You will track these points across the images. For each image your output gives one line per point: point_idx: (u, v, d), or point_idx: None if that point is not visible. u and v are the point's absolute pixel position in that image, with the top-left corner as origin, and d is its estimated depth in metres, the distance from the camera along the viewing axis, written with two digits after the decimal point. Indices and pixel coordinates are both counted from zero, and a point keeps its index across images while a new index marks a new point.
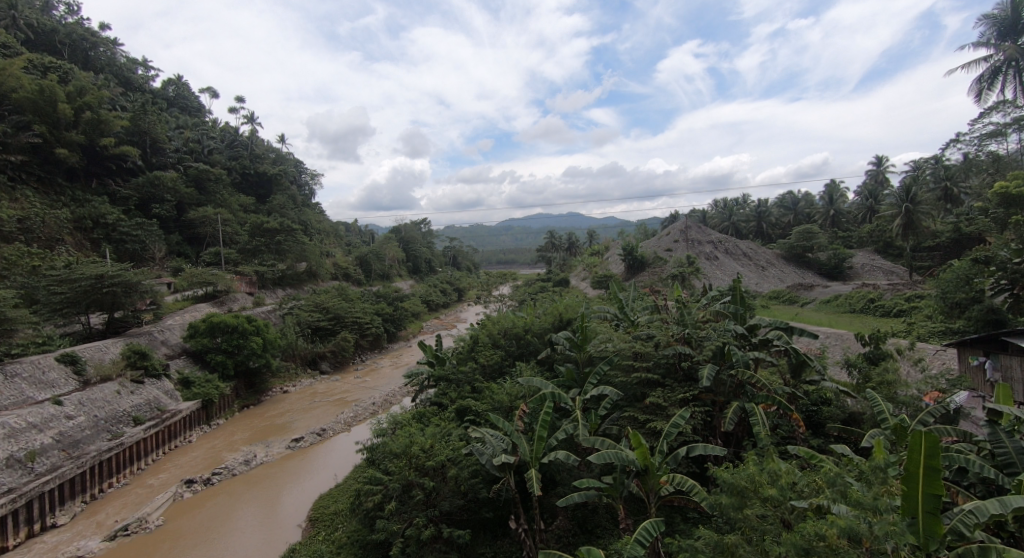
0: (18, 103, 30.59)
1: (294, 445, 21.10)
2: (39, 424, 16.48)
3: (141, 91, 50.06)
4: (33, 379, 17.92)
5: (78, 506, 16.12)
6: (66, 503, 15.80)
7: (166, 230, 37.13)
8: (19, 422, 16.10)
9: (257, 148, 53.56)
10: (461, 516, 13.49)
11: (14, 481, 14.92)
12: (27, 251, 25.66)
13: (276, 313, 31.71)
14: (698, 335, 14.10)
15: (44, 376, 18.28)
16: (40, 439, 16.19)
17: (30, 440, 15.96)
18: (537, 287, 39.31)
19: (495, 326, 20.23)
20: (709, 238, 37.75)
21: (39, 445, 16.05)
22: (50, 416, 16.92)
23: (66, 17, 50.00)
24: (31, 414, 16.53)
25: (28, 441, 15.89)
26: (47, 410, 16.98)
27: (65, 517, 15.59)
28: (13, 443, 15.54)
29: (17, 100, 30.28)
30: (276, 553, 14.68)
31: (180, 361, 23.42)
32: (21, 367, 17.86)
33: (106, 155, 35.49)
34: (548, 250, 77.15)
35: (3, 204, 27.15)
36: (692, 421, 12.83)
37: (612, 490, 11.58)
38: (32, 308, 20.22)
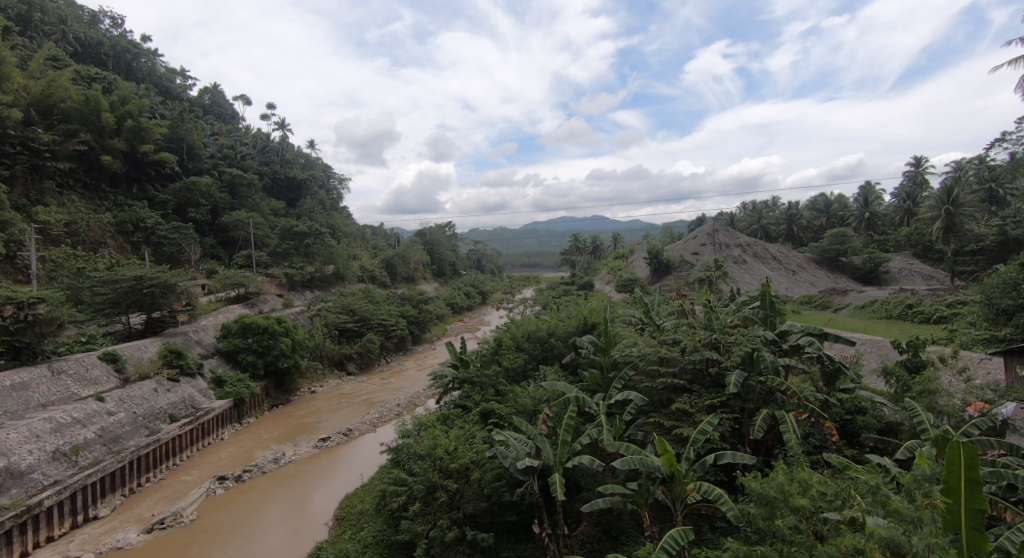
0: (67, 113, 31.93)
1: (321, 444, 21.39)
2: (83, 419, 16.97)
3: (179, 100, 51.80)
4: (77, 376, 18.51)
5: (118, 499, 16.61)
6: (106, 496, 16.28)
7: (201, 233, 38.25)
8: (64, 417, 16.59)
9: (287, 153, 54.85)
10: (485, 519, 13.48)
11: (59, 474, 15.42)
12: (73, 254, 26.76)
13: (304, 315, 32.21)
14: (727, 340, 13.87)
15: (88, 373, 18.87)
16: (84, 434, 16.70)
17: (75, 434, 16.47)
18: (561, 290, 39.22)
19: (520, 329, 20.18)
20: (738, 242, 36.97)
21: (83, 439, 16.56)
22: (93, 411, 17.43)
23: (110, 29, 52.02)
24: (75, 410, 17.05)
25: (73, 435, 16.41)
26: (90, 406, 17.51)
27: (105, 510, 16.07)
28: (59, 437, 16.05)
29: (65, 110, 31.56)
30: (305, 551, 14.82)
31: (214, 361, 24.03)
32: (66, 364, 18.49)
33: (146, 162, 36.62)
34: (573, 254, 77.35)
35: (50, 209, 28.33)
36: (720, 428, 12.60)
37: (637, 497, 11.51)
38: (77, 308, 20.96)
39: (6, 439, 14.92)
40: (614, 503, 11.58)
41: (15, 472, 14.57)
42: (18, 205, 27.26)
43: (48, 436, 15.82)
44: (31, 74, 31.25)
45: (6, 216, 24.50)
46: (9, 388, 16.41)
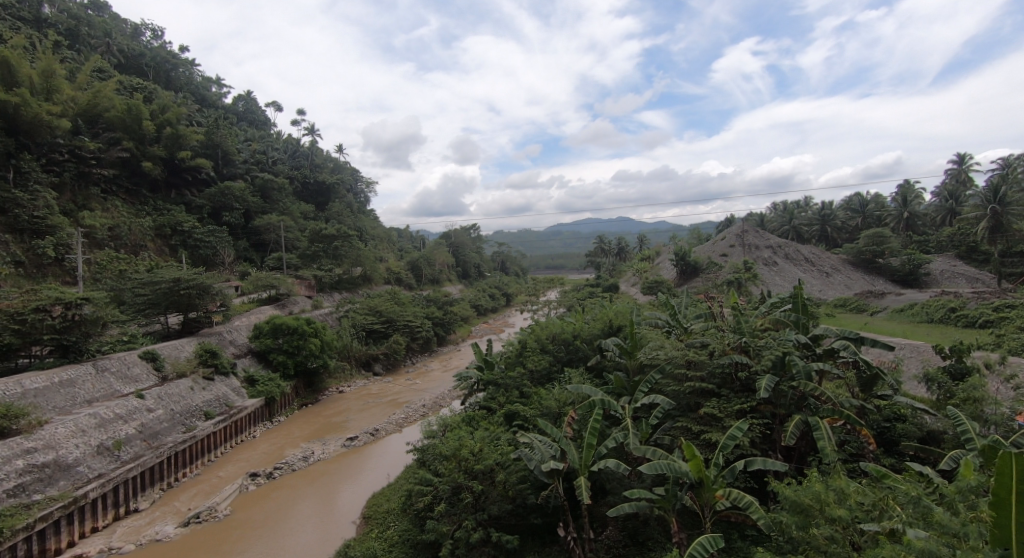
0: (111, 122, 33.15)
1: (349, 443, 21.61)
2: (125, 415, 17.45)
3: (214, 107, 53.27)
4: (120, 374, 19.04)
5: (156, 493, 17.05)
6: (145, 490, 16.73)
7: (235, 236, 39.17)
8: (108, 413, 17.09)
9: (316, 157, 55.84)
10: (510, 521, 13.40)
11: (103, 467, 15.90)
12: (116, 258, 27.74)
13: (332, 316, 32.69)
14: (757, 344, 13.54)
15: (129, 371, 19.40)
16: (126, 429, 17.16)
17: (117, 430, 16.95)
18: (587, 291, 38.94)
19: (545, 331, 20.03)
20: (769, 243, 36.15)
21: (125, 434, 17.03)
22: (134, 408, 17.90)
23: (150, 40, 53.93)
24: (118, 406, 17.53)
25: (115, 430, 16.87)
26: (132, 403, 18.00)
27: (144, 503, 16.50)
28: (103, 432, 16.53)
29: (109, 120, 32.80)
30: (334, 548, 14.97)
31: (246, 360, 24.55)
32: (110, 362, 19.02)
33: (184, 168, 37.68)
34: (598, 255, 76.87)
35: (95, 213, 29.51)
36: (750, 433, 12.28)
37: (664, 502, 11.33)
38: (119, 308, 21.67)
39: (54, 432, 15.37)
40: (641, 508, 11.38)
41: (62, 465, 15.01)
42: (65, 210, 28.42)
43: (92, 431, 16.29)
44: (78, 85, 32.55)
45: (54, 221, 26.29)
46: (56, 384, 16.95)
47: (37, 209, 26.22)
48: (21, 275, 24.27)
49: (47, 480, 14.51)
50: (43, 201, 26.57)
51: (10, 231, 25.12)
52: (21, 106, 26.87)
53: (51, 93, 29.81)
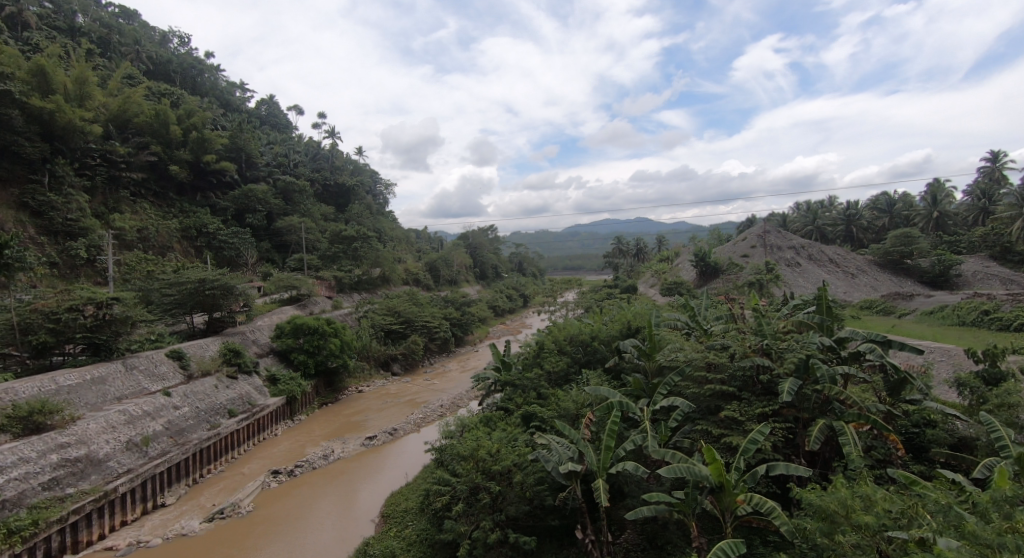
0: (140, 127, 33.97)
1: (367, 442, 21.71)
2: (152, 412, 17.79)
3: (238, 111, 54.25)
4: (148, 372, 19.41)
5: (182, 488, 17.35)
6: (172, 485, 17.04)
7: (257, 238, 39.75)
8: (136, 409, 17.42)
9: (336, 160, 56.48)
10: (527, 522, 13.29)
11: (132, 463, 16.23)
12: (143, 260, 28.39)
13: (352, 316, 32.97)
14: (779, 346, 13.24)
15: (157, 368, 19.76)
16: (153, 426, 17.49)
17: (145, 426, 17.28)
18: (605, 293, 38.70)
19: (562, 333, 19.88)
20: (792, 243, 35.51)
21: (152, 431, 17.35)
22: (161, 405, 18.24)
23: (177, 47, 55.19)
24: (146, 403, 17.87)
25: (144, 426, 17.21)
26: (159, 400, 18.33)
27: (171, 498, 16.81)
28: (132, 428, 16.87)
29: (138, 125, 33.60)
30: (353, 546, 15.03)
31: (268, 360, 24.87)
32: (138, 360, 19.40)
33: (209, 171, 38.39)
34: (616, 256, 76.35)
35: (125, 216, 30.24)
36: (772, 437, 12.00)
37: (684, 506, 11.16)
38: (147, 308, 22.13)
39: (86, 428, 15.73)
40: (660, 512, 11.20)
41: (94, 460, 15.34)
42: (97, 213, 29.20)
43: (122, 427, 16.63)
44: (109, 92, 33.38)
45: (86, 223, 27.03)
46: (88, 381, 17.33)
47: (71, 211, 27.00)
48: (56, 275, 25.25)
49: (79, 474, 14.85)
50: (75, 204, 27.29)
51: (45, 233, 25.98)
52: (55, 112, 27.57)
53: (83, 100, 30.59)
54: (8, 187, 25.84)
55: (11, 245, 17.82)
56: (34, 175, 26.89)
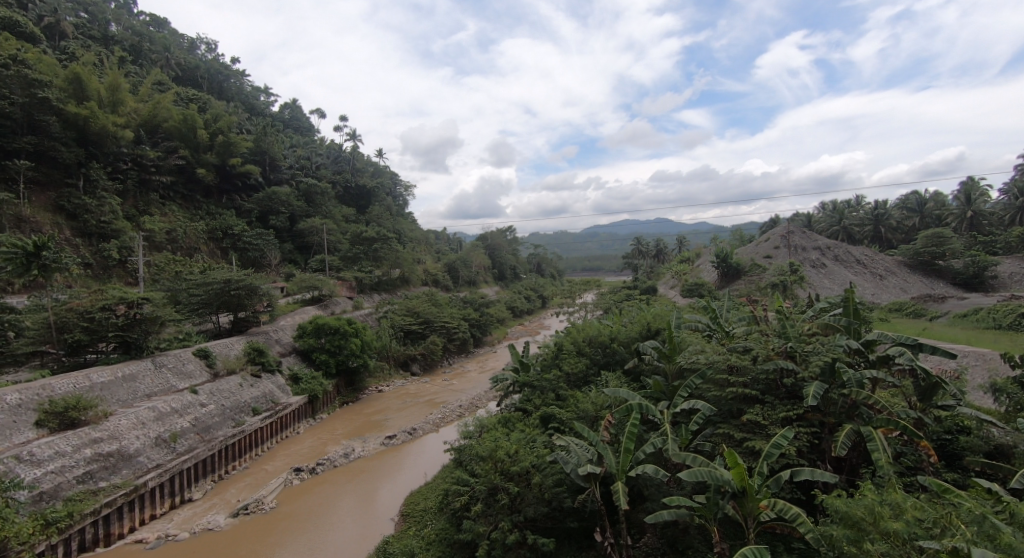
0: (169, 132, 34.80)
1: (387, 441, 21.82)
2: (180, 409, 18.11)
3: (263, 115, 55.20)
4: (176, 369, 19.78)
5: (209, 484, 17.64)
6: (198, 480, 17.33)
7: (280, 239, 40.31)
8: (165, 406, 17.76)
9: (357, 162, 57.08)
10: (546, 524, 13.17)
11: (161, 458, 16.54)
12: (172, 261, 29.03)
13: (372, 317, 33.26)
14: (804, 349, 12.89)
15: (184, 366, 20.13)
16: (181, 422, 17.81)
17: (173, 423, 17.59)
18: (624, 294, 38.43)
19: (581, 334, 19.72)
20: (817, 244, 34.82)
21: (180, 427, 17.66)
22: (188, 402, 18.58)
23: (204, 53, 56.41)
24: (174, 400, 18.21)
25: (172, 423, 17.53)
26: (186, 398, 18.67)
27: (197, 493, 17.09)
28: (161, 424, 17.19)
29: (168, 130, 34.43)
30: (374, 544, 15.09)
31: (291, 359, 25.18)
32: (166, 358, 19.78)
33: (234, 173, 39.09)
34: (635, 257, 75.75)
35: (155, 218, 30.93)
36: (797, 442, 11.73)
37: (705, 511, 10.96)
38: (175, 308, 22.56)
39: (118, 424, 16.08)
40: (680, 516, 11.02)
41: (125, 455, 15.66)
42: (128, 215, 29.95)
43: (152, 423, 16.96)
44: (140, 98, 34.25)
45: (118, 225, 27.74)
46: (119, 379, 17.72)
47: (104, 214, 27.73)
48: (90, 276, 26.03)
49: (111, 468, 15.14)
50: (109, 207, 28.01)
51: (79, 235, 26.76)
52: (89, 118, 28.28)
53: (116, 105, 31.37)
54: (45, 191, 26.62)
55: (48, 246, 18.33)
56: (69, 180, 27.65)
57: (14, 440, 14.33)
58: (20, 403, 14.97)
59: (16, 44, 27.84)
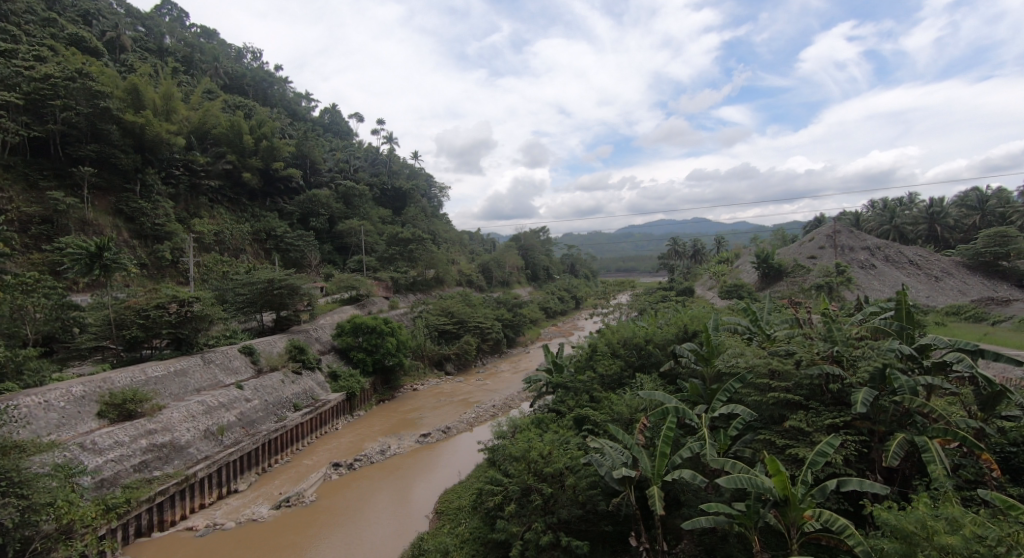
0: (217, 138, 36.10)
1: (422, 439, 21.96)
2: (227, 404, 18.66)
3: (304, 120, 56.67)
4: (223, 365, 20.41)
5: (253, 476, 18.08)
6: (244, 472, 17.79)
7: (320, 240, 41.15)
8: (213, 400, 18.31)
9: (394, 165, 57.90)
10: (580, 526, 12.94)
11: (209, 450, 17.06)
12: (219, 262, 30.04)
13: (408, 317, 33.61)
14: (852, 354, 12.37)
15: (231, 362, 20.76)
16: (227, 416, 18.34)
17: (221, 416, 18.13)
18: (660, 295, 37.77)
19: (616, 335, 19.36)
20: (865, 244, 33.42)
21: (227, 421, 18.19)
22: (235, 397, 19.12)
23: (250, 62, 58.38)
24: (221, 395, 18.76)
25: (219, 416, 18.07)
26: (233, 393, 19.21)
27: (243, 485, 17.54)
28: (210, 417, 17.74)
29: (216, 136, 35.74)
30: (409, 540, 15.15)
31: (330, 357, 25.66)
32: (215, 354, 20.42)
33: (277, 177, 40.20)
34: (671, 258, 74.42)
35: (204, 220, 32.03)
36: (844, 450, 11.19)
37: (745, 519, 10.59)
38: (222, 307, 23.30)
39: (171, 416, 16.65)
40: (719, 524, 10.67)
41: (177, 446, 16.21)
42: (180, 218, 31.14)
43: (201, 416, 17.51)
44: (191, 106, 35.65)
45: (171, 228, 28.87)
46: (172, 373, 18.34)
47: (158, 217, 28.90)
48: (145, 275, 27.18)
49: (164, 459, 15.70)
50: (162, 210, 29.17)
51: (136, 237, 28.00)
52: (145, 125, 29.53)
53: (169, 114, 32.74)
54: (106, 196, 27.96)
55: (109, 247, 19.16)
56: (128, 185, 28.92)
57: (79, 429, 15.02)
58: (83, 395, 15.65)
59: (80, 58, 29.39)
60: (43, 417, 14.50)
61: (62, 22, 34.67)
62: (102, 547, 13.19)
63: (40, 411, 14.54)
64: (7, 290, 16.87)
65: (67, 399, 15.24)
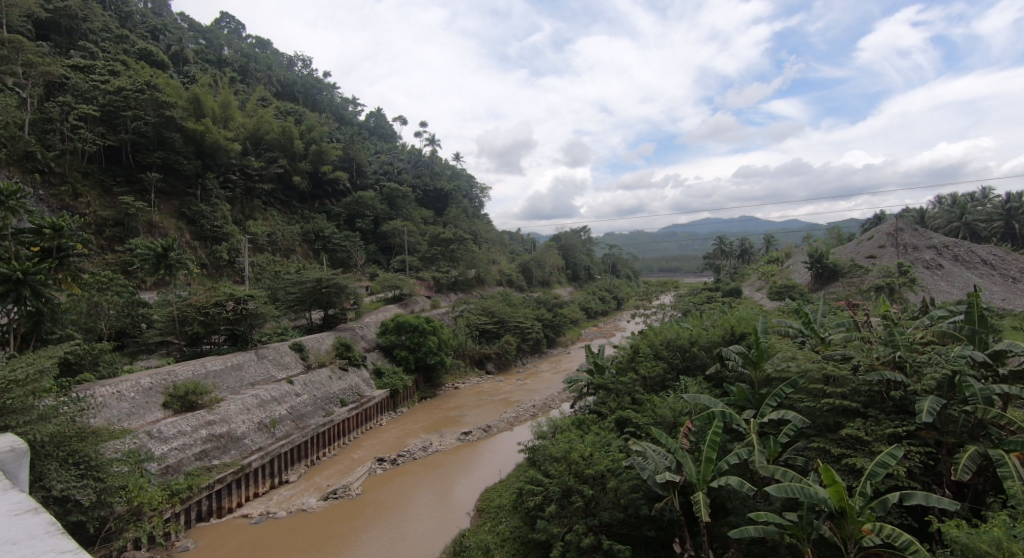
0: (270, 143, 37.35)
1: (463, 437, 21.98)
2: (278, 398, 19.17)
3: (351, 124, 58.03)
4: (275, 361, 20.98)
5: (302, 468, 18.50)
6: (294, 464, 18.22)
7: (366, 241, 41.88)
8: (266, 394, 18.84)
9: (436, 166, 58.50)
10: (622, 530, 12.57)
11: (263, 442, 17.54)
12: (272, 262, 31.03)
13: (449, 316, 33.82)
14: (916, 359, 11.49)
15: (282, 358, 21.33)
16: (279, 410, 18.83)
17: (273, 410, 18.63)
18: (706, 296, 36.68)
19: (659, 336, 18.78)
20: (931, 243, 31.46)
21: (279, 414, 18.67)
22: (286, 392, 19.63)
23: (301, 70, 60.31)
24: (273, 389, 19.28)
25: (272, 410, 18.57)
26: (284, 387, 19.73)
27: (293, 476, 17.96)
28: (263, 410, 18.25)
29: (269, 141, 37.03)
30: (451, 536, 15.12)
31: (375, 354, 26.05)
32: (268, 350, 21.03)
33: (325, 180, 41.24)
34: (717, 257, 72.43)
35: (258, 222, 33.14)
36: (907, 462, 10.42)
37: (797, 530, 10.01)
38: (275, 305, 24.02)
39: (228, 408, 17.21)
40: (769, 534, 10.14)
41: (234, 437, 16.73)
42: (236, 220, 32.31)
43: (255, 409, 18.02)
44: (247, 113, 37.02)
45: (229, 230, 29.96)
46: (228, 367, 18.96)
47: (217, 219, 30.09)
48: (205, 275, 28.33)
49: (222, 448, 16.21)
50: (220, 212, 30.34)
51: (197, 238, 29.22)
52: (205, 132, 30.81)
53: (227, 121, 34.09)
54: (171, 200, 29.35)
55: (174, 248, 20.01)
56: (189, 190, 30.23)
57: (146, 418, 15.62)
58: (150, 386, 16.31)
59: (149, 72, 31.01)
60: (116, 406, 15.15)
61: (133, 38, 36.64)
62: (166, 529, 13.67)
63: (113, 400, 15.19)
64: (87, 288, 17.77)
65: (136, 390, 15.90)
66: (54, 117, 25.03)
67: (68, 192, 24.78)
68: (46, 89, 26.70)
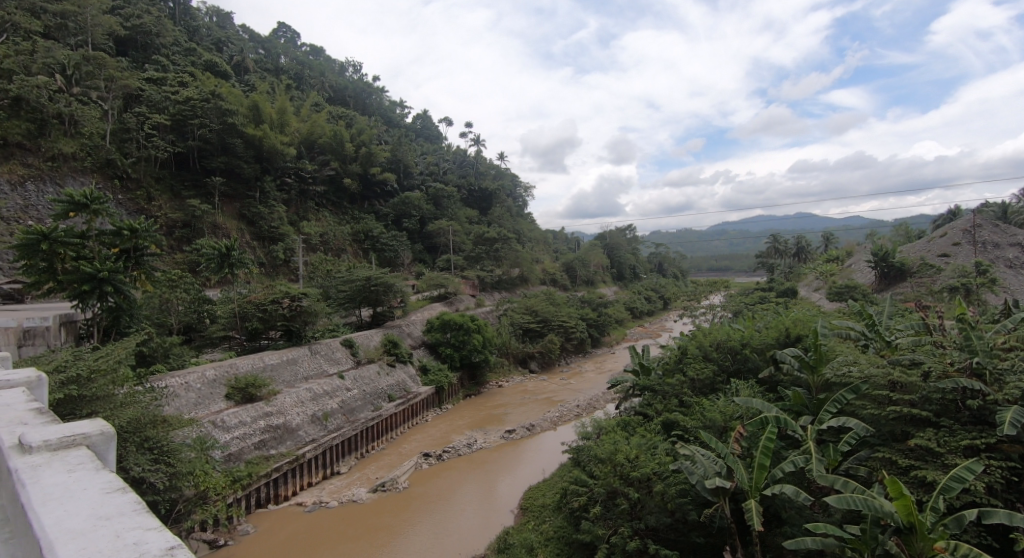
0: (323, 146, 38.35)
1: (507, 435, 21.79)
2: (330, 392, 19.56)
3: (398, 126, 58.97)
4: (327, 356, 21.42)
5: (352, 460, 18.77)
6: (345, 456, 18.51)
7: (412, 240, 42.35)
8: (319, 388, 19.25)
9: (482, 166, 58.66)
10: (669, 536, 11.77)
11: (317, 434, 17.91)
12: (324, 261, 31.82)
13: (493, 315, 33.80)
14: (998, 366, 10.44)
15: (334, 353, 21.75)
16: (331, 403, 19.19)
17: (325, 403, 19.00)
18: (759, 296, 35.18)
19: (708, 338, 17.97)
20: (1013, 241, 29.07)
21: (330, 407, 19.03)
22: (337, 386, 20.02)
23: (352, 75, 61.78)
24: (326, 384, 19.68)
25: (324, 403, 18.95)
26: (335, 382, 20.11)
27: (344, 468, 18.26)
28: (316, 403, 18.63)
29: (322, 144, 38.08)
30: (496, 533, 14.97)
31: (421, 351, 26.25)
32: (321, 346, 21.49)
33: (374, 181, 42.01)
34: (770, 256, 69.72)
35: (312, 223, 34.07)
36: (986, 476, 9.42)
37: (860, 544, 9.23)
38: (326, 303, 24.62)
39: (285, 401, 17.65)
40: (829, 547, 9.41)
41: (290, 428, 17.13)
42: (292, 221, 33.33)
43: (309, 402, 18.43)
44: (301, 118, 38.11)
45: (284, 230, 30.89)
46: (284, 361, 19.46)
47: (274, 220, 31.08)
48: (264, 274, 29.32)
49: (278, 439, 16.65)
50: (277, 214, 31.27)
51: (256, 238, 30.32)
52: (264, 138, 31.83)
53: (284, 126, 35.20)
54: (232, 202, 30.56)
55: (236, 248, 20.69)
56: (249, 191, 31.36)
57: (211, 408, 16.12)
58: (215, 378, 16.84)
59: (213, 81, 32.35)
60: (184, 396, 15.67)
61: (200, 50, 38.33)
62: (229, 513, 14.13)
63: (182, 390, 15.70)
64: (158, 285, 18.69)
65: (202, 381, 16.43)
66: (132, 128, 26.58)
67: (142, 197, 26.16)
68: (125, 101, 28.12)
